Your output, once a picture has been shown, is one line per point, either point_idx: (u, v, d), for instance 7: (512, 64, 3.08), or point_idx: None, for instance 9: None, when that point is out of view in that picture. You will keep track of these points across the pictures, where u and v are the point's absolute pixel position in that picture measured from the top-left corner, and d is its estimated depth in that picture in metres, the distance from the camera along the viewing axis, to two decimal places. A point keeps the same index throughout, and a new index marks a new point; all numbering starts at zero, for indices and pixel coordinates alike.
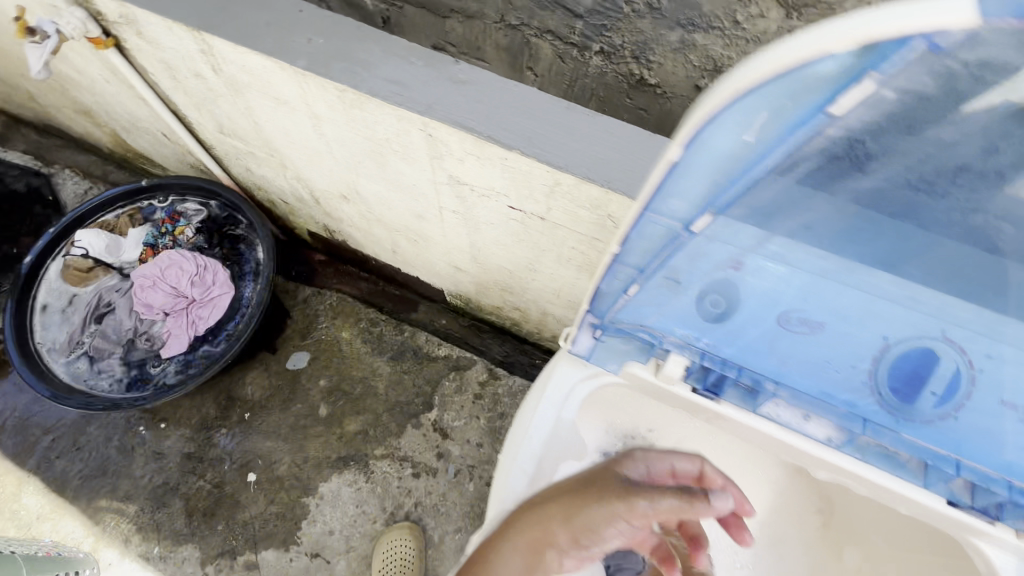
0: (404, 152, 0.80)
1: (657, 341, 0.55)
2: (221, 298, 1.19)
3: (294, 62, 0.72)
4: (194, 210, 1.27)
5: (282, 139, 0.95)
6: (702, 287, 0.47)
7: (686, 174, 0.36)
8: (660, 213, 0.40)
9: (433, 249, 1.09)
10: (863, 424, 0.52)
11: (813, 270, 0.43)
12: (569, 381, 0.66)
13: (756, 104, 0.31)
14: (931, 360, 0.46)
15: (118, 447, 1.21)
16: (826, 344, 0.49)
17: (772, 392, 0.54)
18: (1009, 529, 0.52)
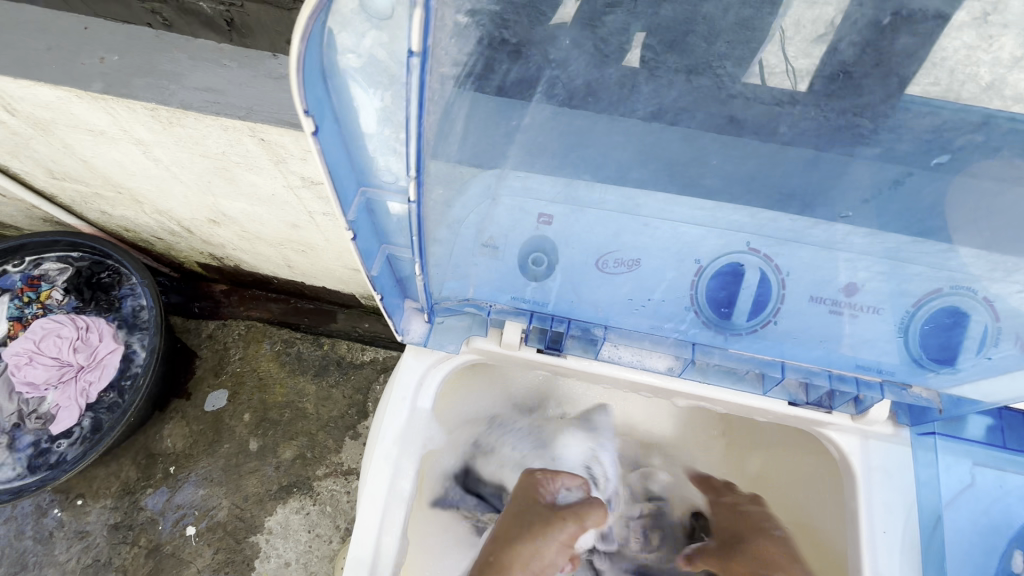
0: (247, 163, 0.75)
1: (485, 310, 0.57)
2: (109, 356, 1.10)
3: (88, 87, 0.65)
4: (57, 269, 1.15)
5: (120, 173, 0.87)
6: (519, 250, 0.50)
7: (361, 146, 0.36)
8: (377, 186, 0.40)
9: (325, 255, 1.04)
10: (693, 347, 0.56)
11: (569, 206, 0.46)
12: (417, 373, 0.64)
13: (351, 60, 0.30)
14: (738, 275, 0.48)
15: (33, 536, 1.11)
16: (642, 281, 0.50)
17: (603, 337, 0.58)
18: (844, 415, 0.60)
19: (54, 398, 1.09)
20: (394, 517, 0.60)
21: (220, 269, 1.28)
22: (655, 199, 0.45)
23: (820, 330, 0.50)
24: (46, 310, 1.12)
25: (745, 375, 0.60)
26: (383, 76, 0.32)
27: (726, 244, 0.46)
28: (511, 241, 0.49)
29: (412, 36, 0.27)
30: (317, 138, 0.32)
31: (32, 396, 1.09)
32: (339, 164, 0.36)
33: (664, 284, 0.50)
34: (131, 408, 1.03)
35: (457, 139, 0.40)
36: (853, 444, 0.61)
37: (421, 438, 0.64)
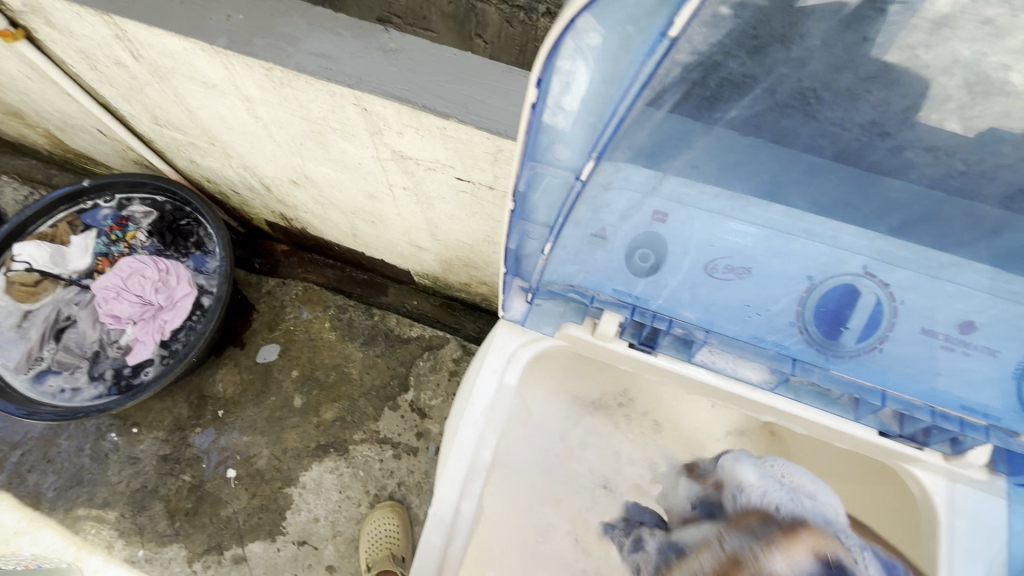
0: (344, 131, 0.78)
1: (589, 299, 0.58)
2: (185, 299, 1.16)
3: (214, 41, 0.69)
4: (142, 212, 1.23)
5: (219, 126, 0.91)
6: (636, 244, 0.51)
7: (554, 123, 0.37)
8: (549, 164, 0.41)
9: (393, 228, 1.07)
10: (793, 363, 0.56)
11: (716, 215, 0.45)
12: (510, 348, 0.66)
13: (592, 40, 0.31)
14: (852, 297, 0.47)
15: (91, 454, 1.18)
16: (753, 290, 0.51)
17: (703, 340, 0.58)
18: (935, 453, 0.60)
19: (136, 328, 1.15)
20: (474, 483, 0.63)
21: (285, 230, 1.33)
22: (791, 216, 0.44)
23: (918, 360, 0.50)
24: (132, 248, 1.21)
25: (839, 399, 0.60)
26: (613, 60, 0.33)
27: (839, 265, 0.46)
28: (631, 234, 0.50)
29: (673, 24, 0.29)
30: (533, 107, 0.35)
31: (115, 326, 1.16)
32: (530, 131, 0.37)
33: (786, 297, 0.50)
34: (201, 342, 1.09)
35: (648, 129, 0.38)
36: (938, 485, 0.61)
37: (507, 414, 0.66)
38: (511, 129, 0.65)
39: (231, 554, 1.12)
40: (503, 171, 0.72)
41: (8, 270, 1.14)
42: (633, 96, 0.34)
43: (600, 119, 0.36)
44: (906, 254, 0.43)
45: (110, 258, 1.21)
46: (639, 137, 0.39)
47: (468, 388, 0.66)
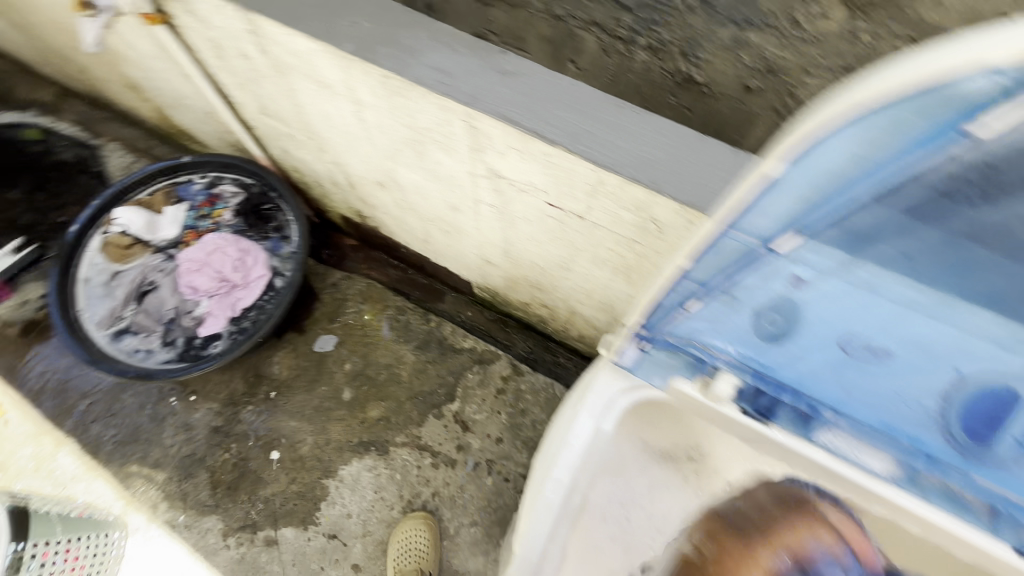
0: (445, 143, 0.79)
1: (707, 358, 0.53)
2: (257, 282, 1.22)
3: (341, 45, 0.72)
4: (231, 192, 1.29)
5: (322, 123, 0.95)
6: (778, 310, 0.45)
7: (771, 191, 0.34)
8: (743, 230, 0.38)
9: (466, 240, 1.08)
10: (927, 461, 0.50)
11: (903, 306, 0.41)
12: (608, 393, 0.61)
13: (874, 126, 0.30)
14: (1013, 400, 0.43)
15: (149, 415, 1.24)
16: (901, 376, 0.46)
17: (830, 420, 0.52)
18: None
19: (209, 304, 1.21)
20: (559, 532, 0.60)
21: (358, 226, 1.37)
22: (958, 308, 0.41)
23: None
24: (217, 225, 1.27)
25: (974, 506, 0.50)
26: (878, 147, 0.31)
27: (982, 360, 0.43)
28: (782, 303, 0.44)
29: (985, 124, 0.28)
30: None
31: (190, 297, 1.21)
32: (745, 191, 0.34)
33: (930, 395, 0.46)
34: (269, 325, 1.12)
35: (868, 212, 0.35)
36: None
37: (589, 454, 0.61)
38: (619, 163, 0.65)
39: (264, 535, 1.14)
40: (599, 203, 0.71)
41: (106, 231, 1.23)
42: (877, 181, 0.32)
43: (828, 196, 0.34)
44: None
45: (195, 231, 1.27)
46: (860, 219, 0.35)
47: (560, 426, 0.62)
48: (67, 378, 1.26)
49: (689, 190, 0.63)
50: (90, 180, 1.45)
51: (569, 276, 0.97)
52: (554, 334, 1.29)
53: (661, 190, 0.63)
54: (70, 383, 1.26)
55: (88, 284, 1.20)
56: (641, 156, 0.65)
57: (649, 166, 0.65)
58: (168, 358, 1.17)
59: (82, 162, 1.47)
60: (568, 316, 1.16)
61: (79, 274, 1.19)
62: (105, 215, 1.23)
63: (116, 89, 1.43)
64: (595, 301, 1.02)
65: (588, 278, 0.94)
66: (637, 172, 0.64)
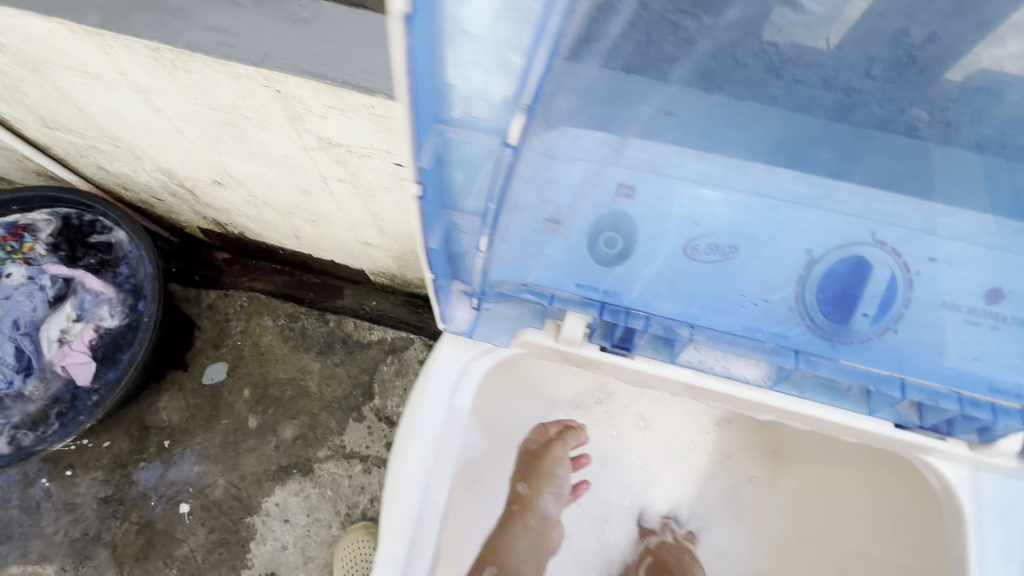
0: (259, 119, 0.68)
1: (546, 300, 0.52)
2: (109, 322, 1.06)
3: (84, 18, 0.57)
4: (42, 220, 1.03)
5: (117, 123, 0.79)
6: (574, 223, 0.46)
7: (459, 58, 0.31)
8: (461, 129, 0.35)
9: (336, 225, 0.97)
10: (796, 356, 0.50)
11: (702, 181, 0.43)
12: (457, 365, 0.60)
13: None
14: (864, 268, 0.43)
15: (20, 505, 1.06)
16: (746, 271, 0.47)
17: (688, 338, 0.52)
18: (961, 443, 0.56)
19: (53, 359, 1.05)
20: (429, 519, 0.58)
21: (224, 237, 1.21)
22: (737, 163, 0.42)
23: (926, 339, 0.47)
24: (26, 263, 1.04)
25: (848, 390, 0.55)
26: None
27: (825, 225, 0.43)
28: (584, 215, 0.46)
29: None
30: (411, 26, 0.26)
31: (23, 357, 1.04)
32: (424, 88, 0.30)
33: (782, 278, 0.46)
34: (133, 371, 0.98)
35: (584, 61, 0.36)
36: (962, 475, 0.57)
37: (453, 411, 0.60)
38: None
39: None
40: None
41: None
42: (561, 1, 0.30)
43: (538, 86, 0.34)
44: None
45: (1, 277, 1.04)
46: (585, 75, 0.38)
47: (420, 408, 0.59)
48: None
49: None
50: None
51: None
52: None
53: None
54: None
55: None
56: None
57: None
58: (26, 428, 1.03)
59: None
60: None
61: None
62: None
63: None
64: None
65: None
66: None
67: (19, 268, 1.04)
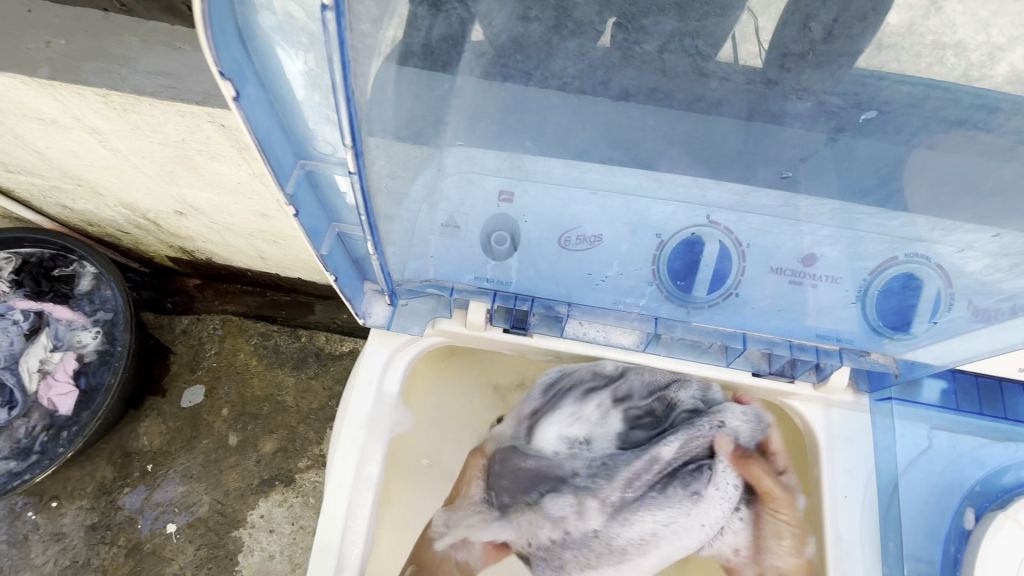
0: (209, 151, 0.73)
1: (448, 291, 0.59)
2: (86, 348, 1.10)
3: (35, 72, 0.62)
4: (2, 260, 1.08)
5: (76, 163, 0.83)
6: (457, 222, 0.51)
7: (290, 108, 0.36)
8: (316, 158, 0.40)
9: (298, 244, 1.02)
10: (656, 322, 0.59)
11: (513, 178, 0.48)
12: (382, 356, 0.67)
13: (267, 19, 0.30)
14: (697, 245, 0.50)
15: (8, 540, 1.09)
16: (604, 256, 0.53)
17: (567, 314, 0.61)
18: (807, 383, 0.65)
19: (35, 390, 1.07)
20: (362, 501, 0.63)
21: (192, 263, 1.24)
22: (527, 158, 0.47)
23: (782, 300, 0.53)
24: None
25: (709, 348, 0.65)
26: (302, 35, 0.31)
27: (646, 214, 0.49)
28: (463, 217, 0.51)
29: None
30: (240, 103, 0.32)
31: (5, 392, 1.06)
32: (269, 136, 0.36)
33: (619, 259, 0.53)
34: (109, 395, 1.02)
35: (392, 107, 0.40)
36: (815, 412, 0.65)
37: (380, 399, 0.67)
38: None
39: None
40: None
41: None
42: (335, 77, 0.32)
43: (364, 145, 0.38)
44: (771, 202, 0.47)
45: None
46: (465, 96, 0.44)
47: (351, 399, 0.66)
48: None
49: None
50: None
51: None
52: None
53: None
54: None
55: None
56: None
57: None
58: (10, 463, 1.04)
59: None
60: None
61: None
62: None
63: None
64: None
65: None
66: None
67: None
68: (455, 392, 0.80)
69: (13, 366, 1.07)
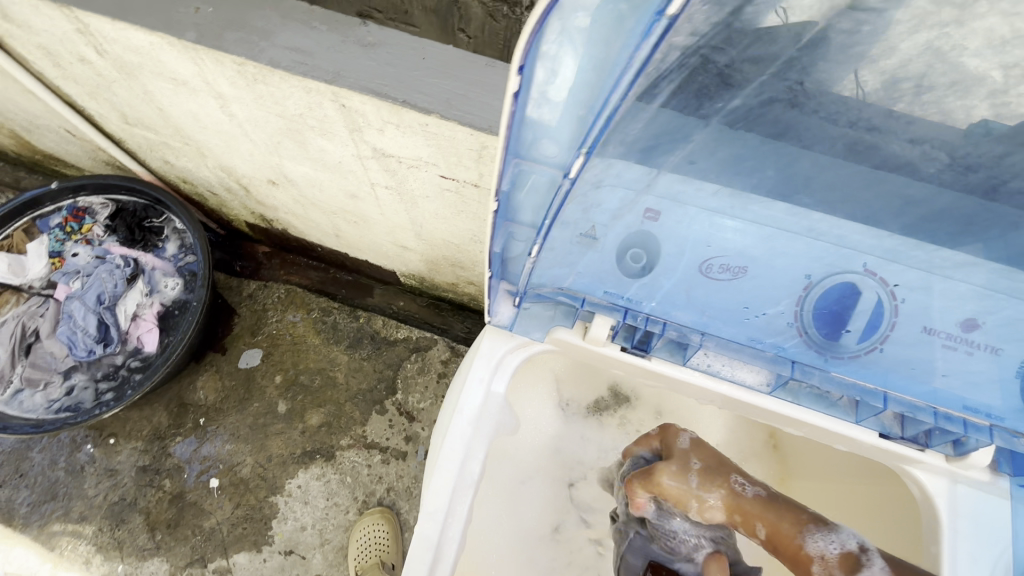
0: (322, 128, 0.75)
1: (579, 301, 0.59)
2: (169, 290, 1.15)
3: (182, 35, 0.66)
4: (99, 204, 1.17)
5: (192, 124, 0.87)
6: (617, 244, 0.51)
7: (546, 108, 0.36)
8: (536, 159, 0.40)
9: (376, 228, 1.04)
10: (792, 366, 0.57)
11: (706, 211, 0.46)
12: (498, 352, 0.67)
13: (578, 20, 0.30)
14: (853, 294, 0.48)
15: (65, 468, 1.14)
16: (748, 290, 0.52)
17: (699, 343, 0.59)
18: (938, 455, 0.61)
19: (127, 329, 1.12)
20: (463, 497, 0.63)
21: (268, 231, 1.29)
22: (752, 198, 0.45)
23: (922, 360, 0.51)
24: (88, 243, 1.16)
25: (839, 402, 0.62)
26: (604, 41, 0.31)
27: (796, 256, 0.48)
28: (619, 235, 0.50)
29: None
30: (514, 98, 0.33)
31: (102, 329, 1.09)
32: (516, 128, 0.36)
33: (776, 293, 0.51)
34: (187, 337, 1.06)
35: (643, 121, 0.38)
36: (939, 486, 0.62)
37: (494, 398, 0.66)
38: (497, 125, 0.63)
39: (216, 565, 1.09)
40: (489, 169, 0.70)
41: None
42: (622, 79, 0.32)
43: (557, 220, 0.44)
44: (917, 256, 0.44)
45: (66, 258, 1.15)
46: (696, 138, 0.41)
47: (459, 391, 0.66)
48: None
49: None
50: None
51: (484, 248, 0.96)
52: None
53: None
54: None
55: None
56: None
57: None
58: (94, 396, 1.10)
59: None
60: None
61: None
62: None
63: None
64: None
65: None
66: None
67: (86, 250, 1.15)
68: (534, 401, 0.79)
69: (112, 307, 1.11)
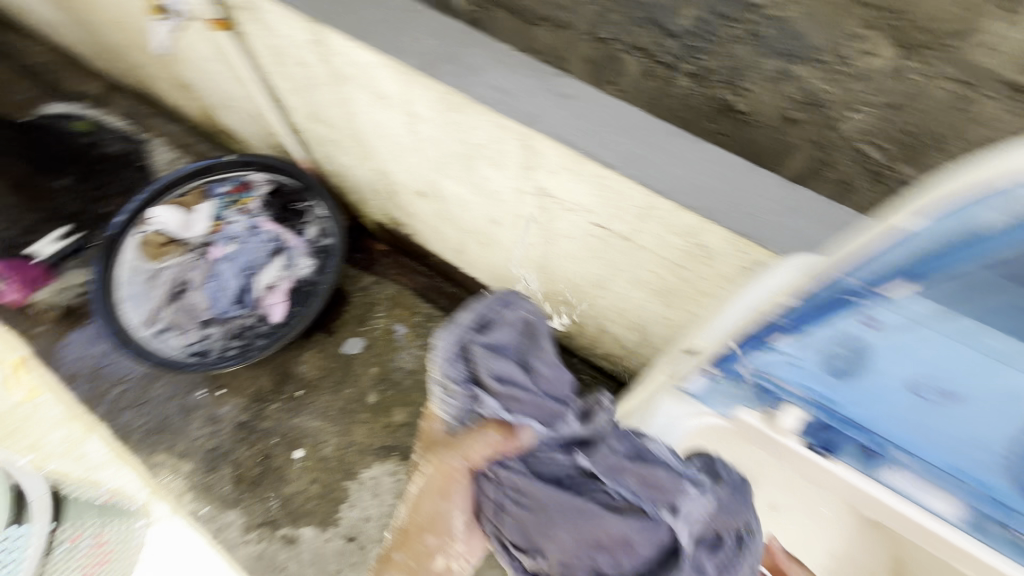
0: (495, 159, 0.81)
1: (778, 396, 0.55)
2: (301, 267, 1.29)
3: (405, 61, 0.74)
4: (260, 181, 1.30)
5: (373, 132, 0.97)
6: (832, 343, 0.50)
7: (871, 257, 0.43)
8: (839, 277, 0.45)
9: (501, 253, 1.10)
10: (995, 505, 0.48)
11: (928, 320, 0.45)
12: (674, 417, 0.63)
13: (971, 207, 0.38)
14: None
15: (177, 406, 1.26)
16: (970, 417, 0.47)
17: (898, 461, 0.52)
18: None
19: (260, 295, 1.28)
20: None
21: (393, 233, 1.39)
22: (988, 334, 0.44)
23: None
24: (244, 214, 1.29)
25: None
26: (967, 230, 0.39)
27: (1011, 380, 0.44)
28: (841, 337, 0.49)
29: None
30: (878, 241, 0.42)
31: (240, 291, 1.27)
32: (866, 255, 0.43)
33: (988, 416, 0.46)
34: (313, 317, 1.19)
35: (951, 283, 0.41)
36: None
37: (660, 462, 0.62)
38: (672, 190, 0.66)
39: (283, 532, 1.15)
40: (646, 227, 0.73)
41: (142, 230, 1.23)
42: (969, 260, 0.40)
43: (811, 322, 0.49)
44: None
45: (224, 223, 1.27)
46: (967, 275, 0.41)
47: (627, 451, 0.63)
48: (101, 365, 1.29)
49: (737, 217, 0.64)
50: (132, 173, 1.47)
51: (604, 295, 0.98)
52: (580, 350, 1.29)
53: (716, 220, 0.64)
54: (104, 369, 1.29)
55: (128, 287, 1.22)
56: (694, 184, 0.66)
57: (703, 193, 0.66)
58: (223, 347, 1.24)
59: (125, 157, 1.49)
60: (597, 333, 1.17)
61: (121, 279, 1.21)
62: (137, 218, 1.22)
63: (166, 87, 1.47)
64: (626, 321, 1.03)
65: (625, 299, 0.95)
66: (690, 198, 0.66)
67: (241, 219, 1.28)
68: None
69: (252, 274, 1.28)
